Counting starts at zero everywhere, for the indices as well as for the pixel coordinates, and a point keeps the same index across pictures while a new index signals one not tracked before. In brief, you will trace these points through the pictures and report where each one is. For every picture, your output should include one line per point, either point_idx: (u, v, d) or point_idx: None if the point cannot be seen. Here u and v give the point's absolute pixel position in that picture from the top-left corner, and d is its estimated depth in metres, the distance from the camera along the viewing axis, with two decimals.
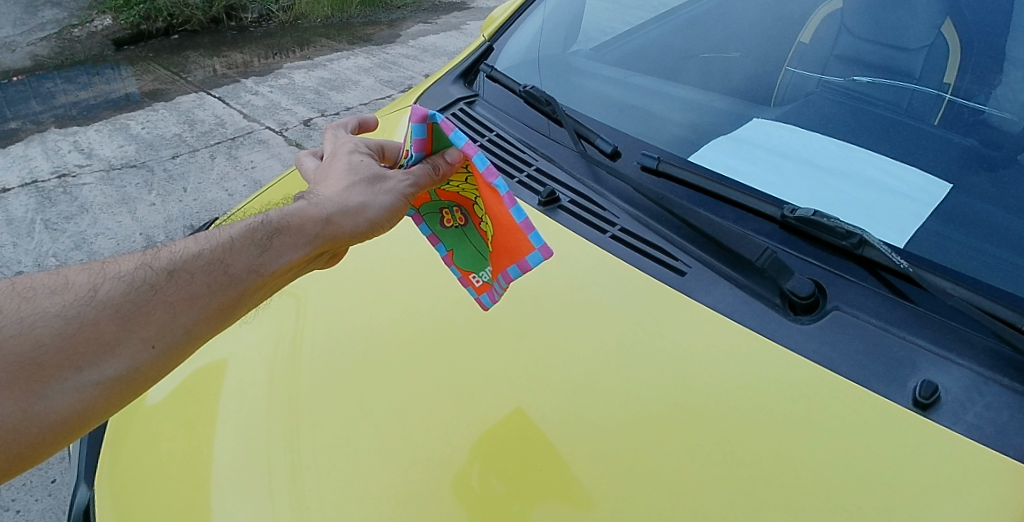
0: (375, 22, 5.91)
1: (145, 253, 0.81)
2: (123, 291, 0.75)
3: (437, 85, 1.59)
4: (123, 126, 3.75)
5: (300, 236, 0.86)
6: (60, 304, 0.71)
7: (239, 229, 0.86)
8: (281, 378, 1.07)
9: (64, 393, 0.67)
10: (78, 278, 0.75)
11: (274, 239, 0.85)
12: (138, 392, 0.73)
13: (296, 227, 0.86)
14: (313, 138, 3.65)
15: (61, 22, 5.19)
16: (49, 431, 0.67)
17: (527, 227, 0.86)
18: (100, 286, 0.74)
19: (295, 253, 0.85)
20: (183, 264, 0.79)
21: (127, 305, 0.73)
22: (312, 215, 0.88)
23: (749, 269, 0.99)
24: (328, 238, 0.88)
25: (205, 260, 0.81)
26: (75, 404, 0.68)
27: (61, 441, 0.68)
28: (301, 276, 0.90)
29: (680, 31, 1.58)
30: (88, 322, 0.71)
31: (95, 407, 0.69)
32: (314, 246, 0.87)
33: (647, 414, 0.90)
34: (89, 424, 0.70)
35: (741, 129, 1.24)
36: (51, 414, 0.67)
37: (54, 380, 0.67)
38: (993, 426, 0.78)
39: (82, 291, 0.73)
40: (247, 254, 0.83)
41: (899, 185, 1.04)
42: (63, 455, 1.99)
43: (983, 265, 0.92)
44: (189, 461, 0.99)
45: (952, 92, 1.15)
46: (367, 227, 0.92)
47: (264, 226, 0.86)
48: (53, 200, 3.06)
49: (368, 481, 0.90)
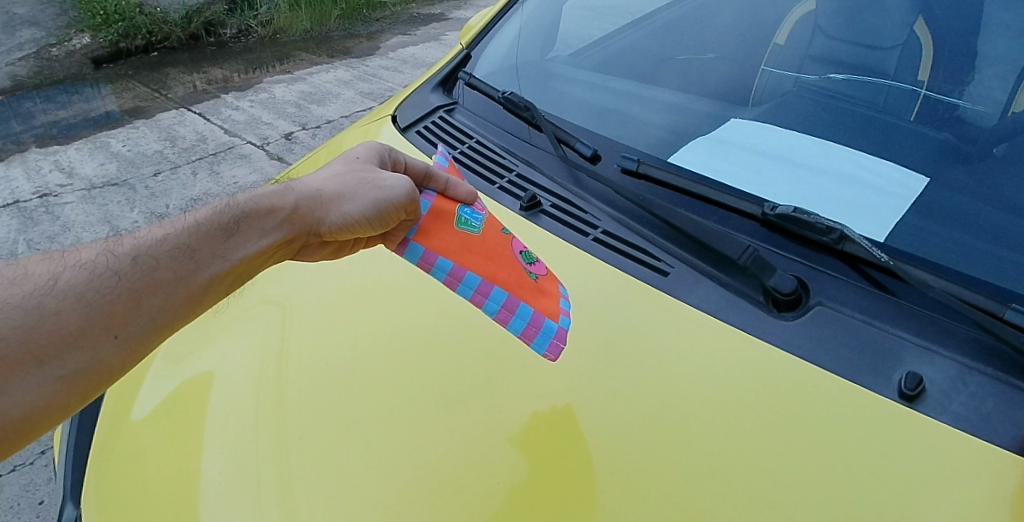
0: (353, 35, 5.94)
1: (108, 240, 0.80)
2: (84, 279, 0.73)
3: (416, 93, 1.60)
4: (104, 145, 3.73)
5: (267, 220, 0.86)
6: (19, 293, 0.69)
7: (206, 214, 0.85)
8: (262, 390, 1.06)
9: (26, 389, 0.66)
10: (38, 269, 0.74)
11: (240, 221, 0.85)
12: (102, 384, 0.72)
13: (264, 210, 0.87)
14: (294, 152, 3.65)
15: (40, 42, 5.16)
16: (9, 428, 0.65)
17: (536, 323, 0.89)
18: (61, 275, 0.73)
19: (260, 235, 0.85)
20: (146, 250, 0.78)
21: (90, 295, 0.72)
22: (282, 199, 0.89)
23: (732, 268, 0.99)
24: (296, 223, 0.89)
25: (170, 245, 0.80)
26: (38, 400, 0.67)
27: (22, 439, 0.67)
28: (270, 265, 0.89)
29: (656, 37, 1.59)
30: (50, 313, 0.69)
31: (56, 402, 0.68)
32: (282, 231, 0.87)
33: (633, 414, 0.89)
34: (51, 422, 0.69)
35: (720, 129, 1.25)
36: (12, 410, 0.65)
37: (15, 375, 0.65)
38: (978, 415, 0.78)
39: (42, 281, 0.72)
40: (213, 239, 0.82)
41: (878, 180, 1.04)
42: (50, 477, 1.95)
43: (962, 256, 0.92)
44: (173, 477, 0.97)
45: (927, 88, 1.17)
46: (341, 219, 0.91)
47: (232, 211, 0.86)
48: (35, 220, 3.04)
49: (351, 489, 0.89)
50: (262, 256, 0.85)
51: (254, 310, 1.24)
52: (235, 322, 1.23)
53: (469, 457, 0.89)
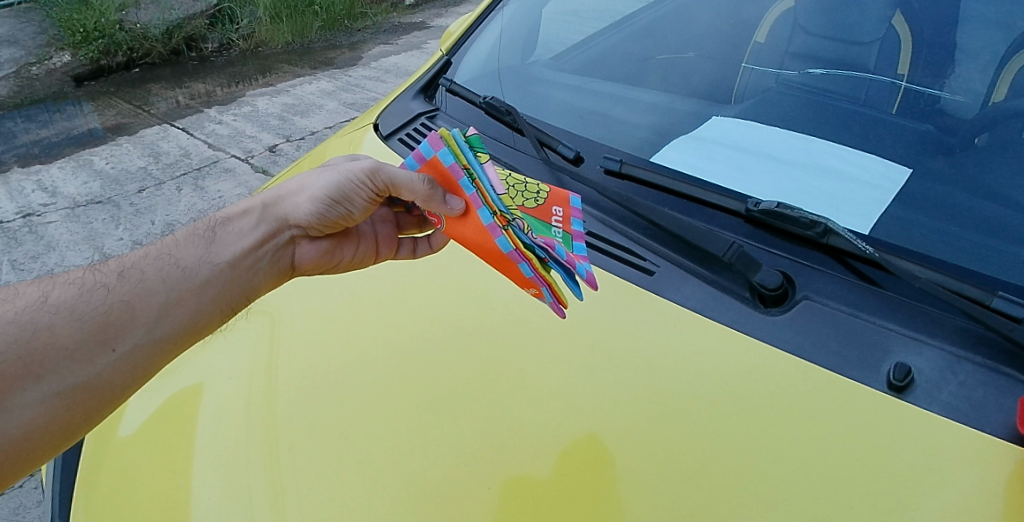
0: (334, 46, 5.95)
1: (96, 264, 0.85)
2: (74, 294, 0.77)
3: (398, 100, 1.59)
4: (87, 163, 3.72)
5: (240, 223, 0.92)
6: (13, 310, 0.73)
7: (183, 231, 0.91)
8: (245, 404, 1.04)
9: (25, 405, 0.69)
10: (29, 289, 0.78)
11: (218, 229, 0.90)
12: (107, 401, 0.75)
13: (235, 216, 0.93)
14: (279, 164, 3.64)
15: (19, 61, 5.11)
16: (11, 442, 0.68)
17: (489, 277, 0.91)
18: (51, 292, 0.78)
19: (238, 237, 0.90)
20: (131, 265, 0.83)
21: (82, 307, 0.76)
22: (251, 204, 0.97)
23: (717, 265, 0.98)
24: (272, 220, 0.94)
25: (153, 259, 0.84)
26: (36, 416, 0.69)
27: (31, 461, 0.70)
28: (263, 264, 0.92)
29: (637, 39, 1.59)
30: (43, 327, 0.73)
31: (58, 420, 0.71)
32: (256, 227, 0.93)
33: (621, 415, 0.88)
34: (57, 440, 0.71)
35: (701, 128, 1.25)
36: (13, 428, 0.68)
37: (14, 391, 0.68)
38: (968, 404, 0.77)
39: (33, 298, 0.76)
40: (194, 250, 0.86)
41: (861, 173, 1.04)
42: (40, 499, 1.91)
43: (948, 245, 0.91)
44: (157, 492, 0.96)
45: (907, 80, 1.19)
46: (311, 202, 0.95)
47: (208, 224, 0.92)
48: (18, 240, 3.02)
49: (336, 498, 0.87)
50: (242, 249, 0.89)
51: (237, 323, 1.22)
52: (218, 334, 1.21)
53: (456, 463, 0.88)
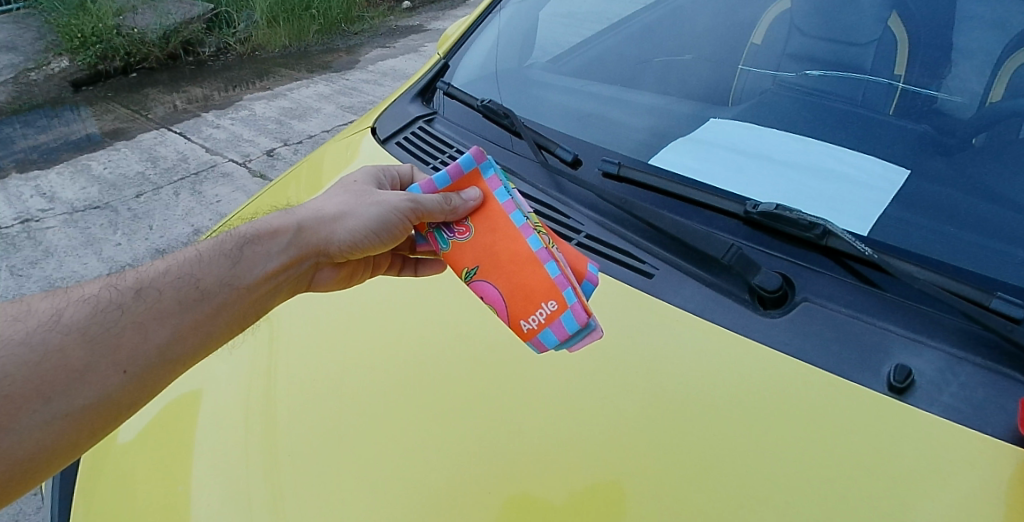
0: (332, 49, 5.96)
1: (112, 275, 0.84)
2: (87, 314, 0.76)
3: (395, 104, 1.59)
4: (86, 168, 3.72)
5: (271, 245, 0.88)
6: (23, 330, 0.72)
7: (207, 244, 0.88)
8: (245, 410, 1.04)
9: (31, 427, 0.68)
10: (42, 305, 0.77)
11: (244, 249, 0.87)
12: (111, 419, 0.74)
13: (266, 235, 0.89)
14: (277, 168, 3.64)
15: (16, 66, 5.12)
16: (16, 464, 0.67)
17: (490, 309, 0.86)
18: (64, 311, 0.76)
19: (265, 262, 0.87)
20: (150, 282, 0.81)
21: (95, 329, 0.75)
22: (284, 222, 0.92)
23: (716, 267, 0.98)
24: (303, 245, 0.91)
25: (173, 276, 0.82)
26: (42, 437, 0.68)
27: (32, 480, 0.69)
28: (281, 288, 0.90)
29: (634, 41, 1.59)
30: (54, 349, 0.72)
31: (62, 440, 0.69)
32: (286, 252, 0.89)
33: (623, 419, 0.87)
34: (61, 459, 0.71)
35: (699, 130, 1.25)
36: (18, 450, 0.67)
37: (22, 413, 0.68)
38: (969, 405, 0.77)
39: (46, 316, 0.75)
40: (217, 269, 0.84)
41: (859, 174, 1.04)
42: (40, 505, 1.91)
43: (946, 245, 0.91)
44: (158, 499, 0.95)
45: (904, 81, 1.19)
46: (345, 236, 0.92)
47: (235, 240, 0.88)
48: (17, 246, 3.02)
49: (337, 504, 0.87)
50: (268, 277, 0.87)
51: None
52: None
53: (457, 467, 0.87)
